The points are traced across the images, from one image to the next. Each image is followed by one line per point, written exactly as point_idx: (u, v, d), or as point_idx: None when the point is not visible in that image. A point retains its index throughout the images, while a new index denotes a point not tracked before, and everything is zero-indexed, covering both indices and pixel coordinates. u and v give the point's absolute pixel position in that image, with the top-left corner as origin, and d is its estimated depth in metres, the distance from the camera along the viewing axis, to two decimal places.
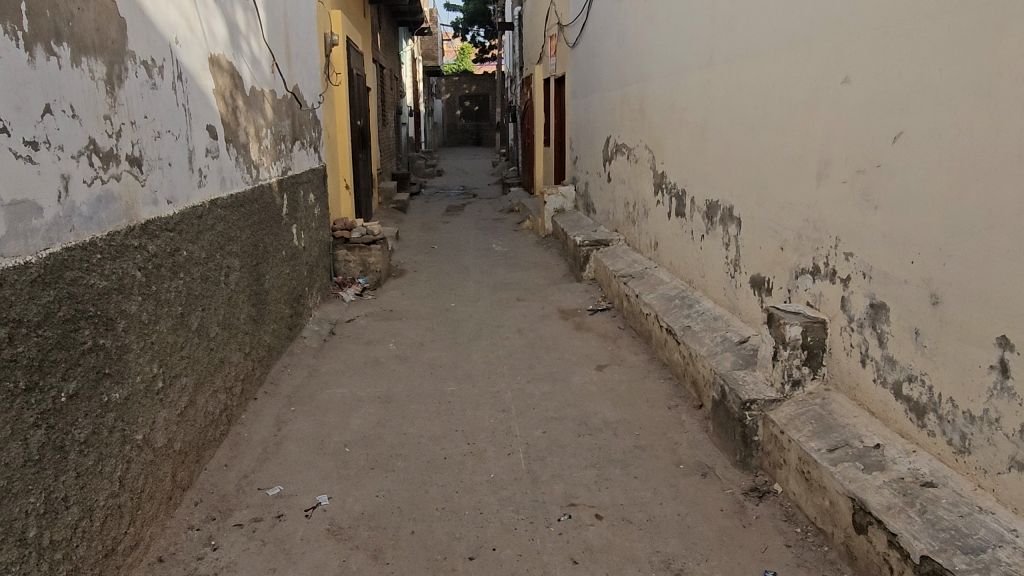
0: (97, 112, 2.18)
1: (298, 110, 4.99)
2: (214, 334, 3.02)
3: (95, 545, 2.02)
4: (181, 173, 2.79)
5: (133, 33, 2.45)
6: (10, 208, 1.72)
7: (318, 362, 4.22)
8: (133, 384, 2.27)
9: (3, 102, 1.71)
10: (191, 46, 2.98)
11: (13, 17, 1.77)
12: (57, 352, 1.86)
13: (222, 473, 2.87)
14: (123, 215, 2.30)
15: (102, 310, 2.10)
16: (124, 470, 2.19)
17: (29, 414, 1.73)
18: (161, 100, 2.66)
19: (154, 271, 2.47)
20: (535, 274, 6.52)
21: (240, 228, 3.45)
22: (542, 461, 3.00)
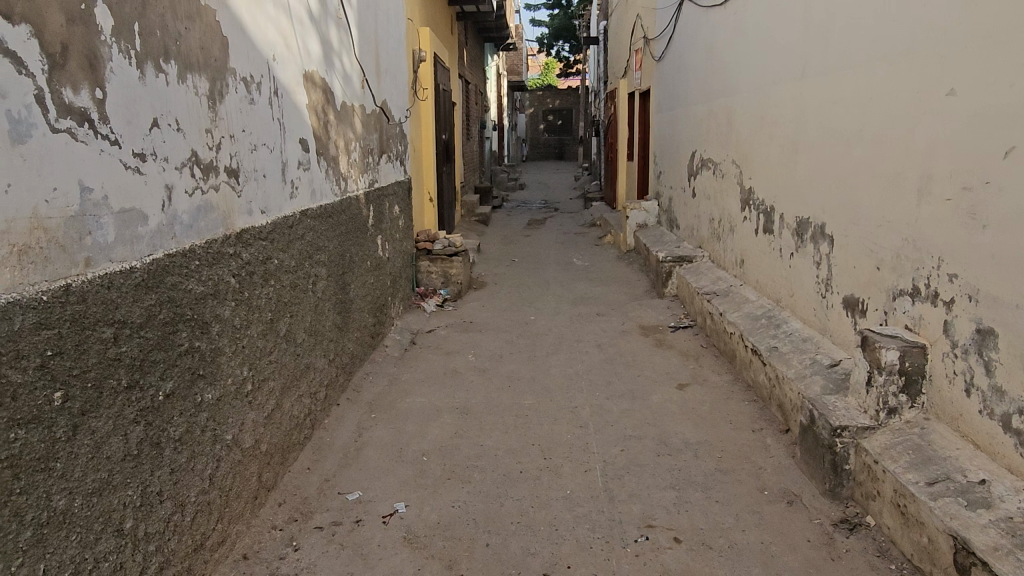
0: (200, 126, 2.30)
1: (386, 124, 5.12)
2: (301, 340, 3.12)
3: (186, 539, 2.10)
4: (274, 184, 2.91)
5: (234, 51, 2.58)
6: (118, 215, 1.84)
7: (398, 371, 4.30)
8: (225, 385, 2.37)
9: (116, 117, 1.84)
10: (287, 63, 3.12)
11: (127, 36, 1.90)
12: (157, 353, 1.96)
13: (305, 476, 2.96)
14: (220, 224, 2.41)
15: (198, 314, 2.20)
16: (214, 468, 2.28)
17: (130, 411, 1.83)
18: (258, 114, 2.78)
19: (247, 278, 2.57)
20: (615, 289, 6.45)
21: (328, 238, 3.56)
22: (619, 480, 2.94)
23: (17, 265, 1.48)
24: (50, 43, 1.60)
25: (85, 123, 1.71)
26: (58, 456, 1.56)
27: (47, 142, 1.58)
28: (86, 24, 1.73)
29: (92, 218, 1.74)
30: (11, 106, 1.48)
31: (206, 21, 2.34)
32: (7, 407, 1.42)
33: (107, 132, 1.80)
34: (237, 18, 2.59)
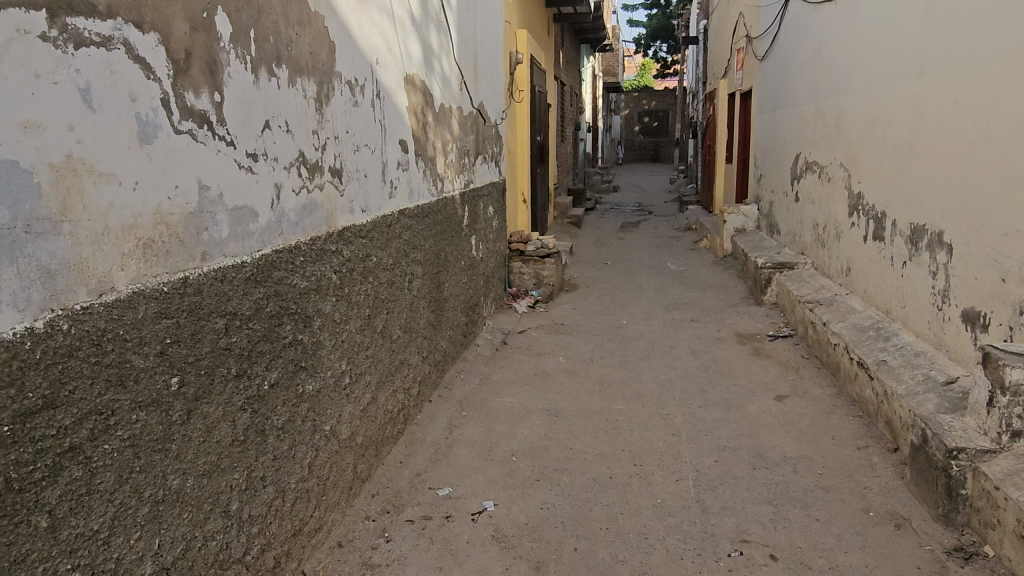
0: (307, 127, 2.39)
1: (482, 125, 5.18)
2: (396, 336, 3.20)
3: (286, 523, 2.19)
4: (375, 184, 3.00)
5: (341, 55, 2.67)
6: (232, 212, 1.95)
7: (489, 370, 4.34)
8: (324, 378, 2.45)
9: (232, 119, 1.94)
10: (390, 66, 3.20)
11: (243, 42, 2.00)
12: (264, 344, 2.05)
13: (398, 469, 3.03)
14: (323, 221, 2.50)
15: (302, 308, 2.29)
16: (313, 457, 2.37)
17: (238, 398, 1.92)
18: (361, 116, 2.87)
19: (347, 275, 2.66)
20: (711, 295, 6.29)
21: (425, 237, 3.64)
22: (712, 492, 2.86)
23: (142, 257, 1.58)
24: (175, 50, 1.70)
25: (204, 124, 1.82)
26: (174, 438, 1.65)
27: (170, 142, 1.69)
28: (208, 31, 1.83)
29: (208, 214, 1.84)
30: (140, 108, 1.59)
31: (315, 27, 2.44)
32: (131, 389, 1.51)
33: (224, 134, 1.91)
34: (344, 23, 2.69)
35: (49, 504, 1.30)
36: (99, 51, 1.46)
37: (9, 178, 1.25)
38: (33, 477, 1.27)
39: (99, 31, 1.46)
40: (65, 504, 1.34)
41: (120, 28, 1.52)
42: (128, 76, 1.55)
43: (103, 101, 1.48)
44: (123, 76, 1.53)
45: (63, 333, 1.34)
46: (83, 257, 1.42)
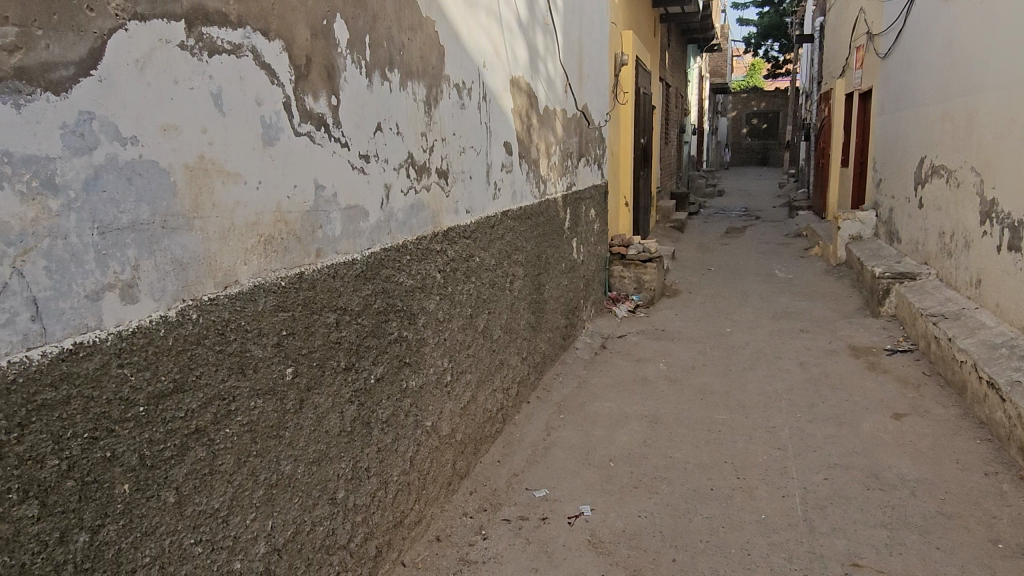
0: (416, 129, 2.46)
1: (586, 127, 5.17)
2: (497, 337, 3.23)
3: (387, 514, 2.25)
4: (479, 185, 3.05)
5: (450, 58, 2.72)
6: (344, 211, 2.02)
7: (588, 374, 4.32)
8: (427, 374, 2.51)
9: (346, 122, 2.02)
10: (496, 69, 3.24)
11: (358, 48, 2.07)
12: (371, 340, 2.11)
13: (495, 468, 3.06)
14: (430, 221, 2.56)
15: (407, 305, 2.35)
16: (415, 451, 2.43)
17: (347, 390, 1.99)
18: (468, 118, 2.92)
19: (451, 274, 2.71)
20: (822, 305, 6.01)
21: (527, 239, 3.66)
22: (821, 511, 2.73)
23: (262, 252, 1.67)
24: (297, 56, 1.79)
25: (322, 127, 1.90)
26: (287, 426, 1.73)
27: (290, 144, 1.77)
28: (327, 38, 1.91)
29: (323, 213, 1.92)
30: (265, 112, 1.68)
31: (426, 32, 2.50)
32: (250, 377, 1.60)
33: (339, 136, 1.98)
34: (453, 28, 2.74)
35: (176, 481, 1.39)
36: (230, 58, 1.55)
37: (150, 176, 1.35)
38: (164, 454, 1.36)
39: (230, 39, 1.55)
40: (189, 482, 1.43)
41: (248, 36, 1.60)
42: (255, 81, 1.64)
43: (232, 105, 1.57)
44: (250, 82, 1.62)
45: (193, 322, 1.43)
46: (211, 252, 1.51)
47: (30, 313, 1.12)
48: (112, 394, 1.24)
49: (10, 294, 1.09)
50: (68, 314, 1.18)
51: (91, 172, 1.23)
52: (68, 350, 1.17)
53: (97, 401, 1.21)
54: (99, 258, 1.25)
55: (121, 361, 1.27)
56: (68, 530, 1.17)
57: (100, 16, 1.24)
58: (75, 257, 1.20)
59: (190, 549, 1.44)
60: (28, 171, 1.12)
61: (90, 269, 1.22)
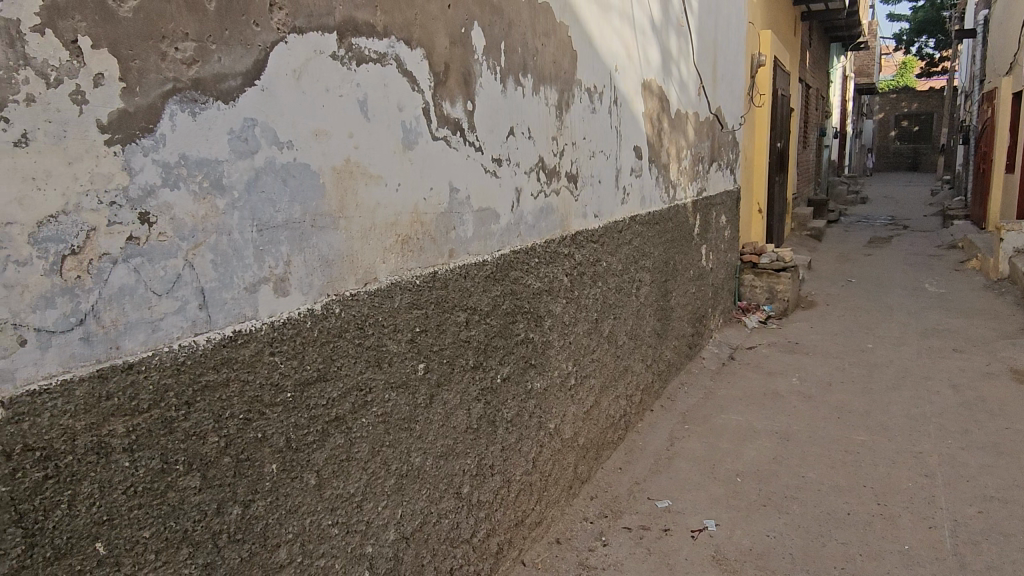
0: (547, 134, 2.48)
1: (719, 131, 5.02)
2: (622, 342, 3.20)
3: (509, 512, 2.29)
4: (608, 189, 3.04)
5: (582, 63, 2.73)
6: (477, 214, 2.07)
7: (715, 385, 4.20)
8: (552, 376, 2.53)
9: (481, 126, 2.07)
10: (628, 73, 3.22)
11: (494, 54, 2.12)
12: (498, 340, 2.15)
13: (617, 475, 3.04)
14: (558, 224, 2.58)
15: (534, 308, 2.38)
16: (538, 452, 2.45)
17: (474, 388, 2.04)
18: (598, 122, 2.92)
19: (578, 278, 2.71)
20: (979, 323, 5.51)
21: (655, 244, 3.61)
22: (974, 547, 2.51)
23: (400, 252, 1.74)
24: (437, 63, 1.85)
25: (457, 132, 1.96)
26: (417, 419, 1.80)
27: (428, 148, 1.84)
28: (464, 45, 1.97)
29: (457, 214, 1.98)
30: (405, 118, 1.75)
31: (560, 37, 2.52)
32: (385, 370, 1.67)
33: (473, 140, 2.04)
34: (586, 32, 2.74)
35: (317, 464, 1.48)
36: (375, 66, 1.63)
37: (302, 179, 1.44)
38: (307, 439, 1.45)
39: (376, 49, 1.63)
40: (329, 466, 1.51)
41: (393, 45, 1.68)
42: (398, 88, 1.72)
43: (376, 111, 1.65)
44: (393, 89, 1.70)
45: (336, 316, 1.52)
46: (353, 250, 1.59)
47: (199, 302, 1.23)
48: (264, 379, 1.34)
49: (183, 285, 1.21)
50: (230, 305, 1.29)
51: (252, 174, 1.33)
52: (229, 336, 1.28)
53: (252, 384, 1.31)
54: (257, 253, 1.35)
55: (272, 349, 1.36)
56: (223, 502, 1.27)
57: (264, 31, 1.34)
58: (236, 252, 1.30)
59: (328, 529, 1.52)
60: (200, 173, 1.23)
61: (249, 263, 1.33)
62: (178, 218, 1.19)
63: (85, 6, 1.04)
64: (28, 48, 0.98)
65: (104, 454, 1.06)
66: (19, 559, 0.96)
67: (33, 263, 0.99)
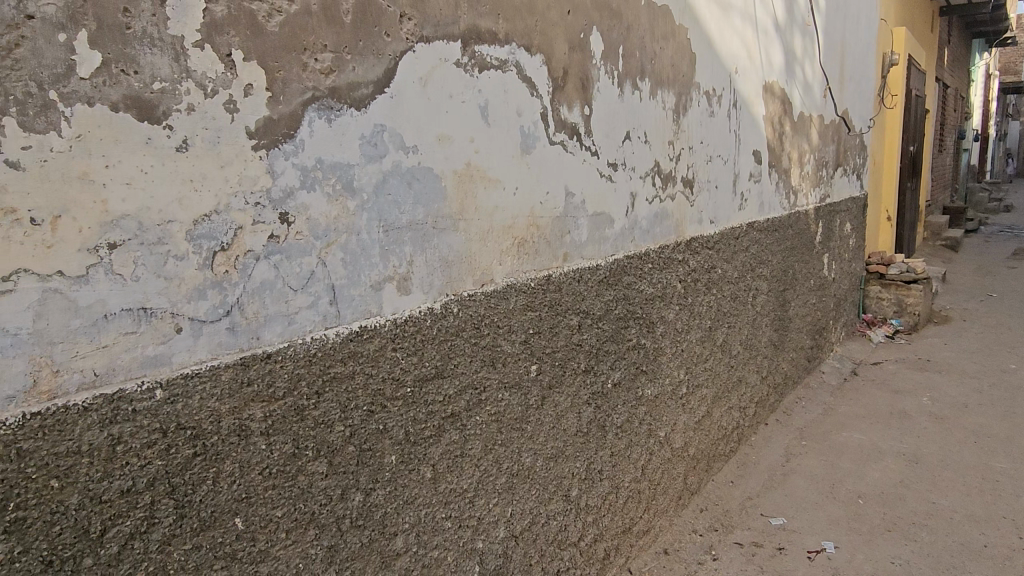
0: (664, 138, 2.45)
1: (845, 134, 4.78)
2: (736, 352, 3.11)
3: (617, 519, 2.27)
4: (725, 194, 2.96)
5: (701, 66, 2.68)
6: (591, 218, 2.08)
7: (835, 401, 4.00)
8: (663, 384, 2.49)
9: (597, 131, 2.08)
10: (749, 75, 3.13)
11: (612, 59, 2.12)
12: (610, 344, 2.14)
13: (729, 488, 2.95)
14: (672, 230, 2.55)
15: (647, 314, 2.35)
16: (647, 460, 2.42)
17: (585, 392, 2.04)
18: (717, 126, 2.85)
19: (692, 284, 2.66)
20: None
21: (773, 252, 3.48)
22: None
23: (516, 254, 1.78)
24: (555, 69, 1.87)
25: (574, 136, 1.98)
26: (529, 420, 1.82)
27: (545, 152, 1.86)
28: (583, 50, 1.98)
29: (572, 218, 1.99)
30: (524, 122, 1.78)
31: (679, 40, 2.48)
32: (500, 369, 1.70)
33: (590, 145, 2.04)
34: (706, 34, 2.69)
35: (433, 458, 1.53)
36: (497, 72, 1.67)
37: (426, 182, 1.50)
38: (425, 433, 1.50)
39: (497, 55, 1.67)
40: (444, 461, 1.56)
41: (513, 51, 1.72)
42: (517, 94, 1.75)
43: (496, 116, 1.69)
44: (513, 94, 1.73)
45: (454, 315, 1.56)
46: (472, 252, 1.64)
47: (329, 298, 1.31)
48: (386, 374, 1.40)
49: (316, 281, 1.28)
50: (357, 301, 1.36)
51: (380, 177, 1.39)
52: (355, 332, 1.34)
53: (376, 377, 1.37)
54: (383, 253, 1.41)
55: (395, 345, 1.42)
56: (347, 488, 1.33)
57: (394, 41, 1.41)
58: (364, 251, 1.37)
59: (442, 522, 1.57)
60: (334, 176, 1.30)
61: (375, 262, 1.39)
62: (313, 218, 1.26)
63: (238, 23, 1.13)
64: (190, 62, 1.08)
65: (244, 436, 1.15)
66: (170, 527, 1.05)
67: (189, 258, 1.09)
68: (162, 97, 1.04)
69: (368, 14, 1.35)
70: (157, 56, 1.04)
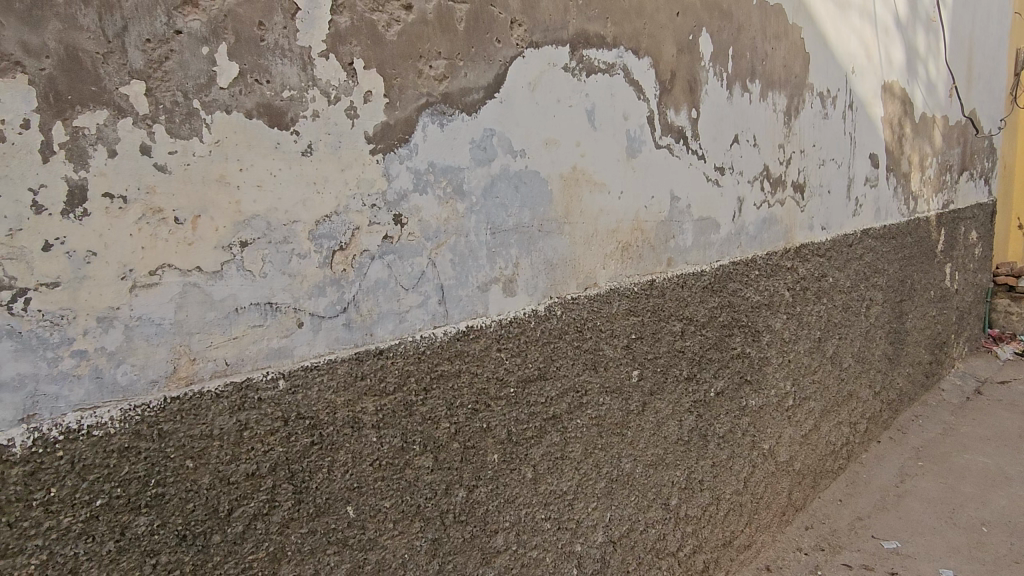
0: (774, 141, 2.38)
1: (972, 136, 4.48)
2: (847, 365, 2.97)
3: (717, 532, 2.21)
4: (838, 200, 2.84)
5: (816, 66, 2.58)
6: (697, 222, 2.04)
7: (957, 421, 3.74)
8: (768, 395, 2.41)
9: (705, 134, 2.04)
10: (867, 75, 2.98)
11: (722, 61, 2.07)
12: (713, 352, 2.10)
13: (837, 507, 2.82)
14: (781, 236, 2.47)
15: (753, 322, 2.28)
16: (750, 472, 2.35)
17: (687, 400, 2.01)
18: (831, 129, 2.74)
19: (801, 293, 2.56)
20: None
21: (890, 261, 3.30)
22: None
23: (620, 259, 1.77)
24: (663, 71, 1.85)
25: (681, 140, 1.95)
26: (630, 425, 1.81)
27: (651, 155, 1.85)
28: (692, 53, 1.95)
29: (677, 223, 1.97)
30: (631, 126, 1.77)
31: (792, 40, 2.40)
32: (601, 374, 1.70)
33: (697, 149, 2.01)
34: (822, 33, 2.59)
35: (534, 459, 1.54)
36: (604, 76, 1.67)
37: (532, 185, 1.52)
38: (526, 433, 1.52)
39: (605, 59, 1.67)
40: (544, 462, 1.57)
41: (621, 55, 1.71)
42: (624, 97, 1.74)
43: (602, 120, 1.69)
44: (620, 98, 1.73)
45: (557, 317, 1.58)
46: (576, 255, 1.64)
47: (438, 298, 1.35)
48: (491, 373, 1.42)
49: (426, 281, 1.32)
50: (464, 301, 1.39)
51: (489, 179, 1.42)
52: (463, 331, 1.38)
53: (481, 377, 1.40)
54: (490, 254, 1.44)
55: (500, 345, 1.44)
56: (451, 484, 1.36)
57: (505, 47, 1.44)
58: (472, 252, 1.40)
59: (541, 523, 1.58)
60: (445, 179, 1.34)
61: (483, 263, 1.42)
62: (425, 220, 1.31)
63: (360, 33, 1.19)
64: (316, 71, 1.13)
65: (357, 428, 1.19)
66: (289, 511, 1.11)
67: (311, 256, 1.14)
68: (291, 104, 1.11)
69: (480, 21, 1.39)
70: (287, 66, 1.10)
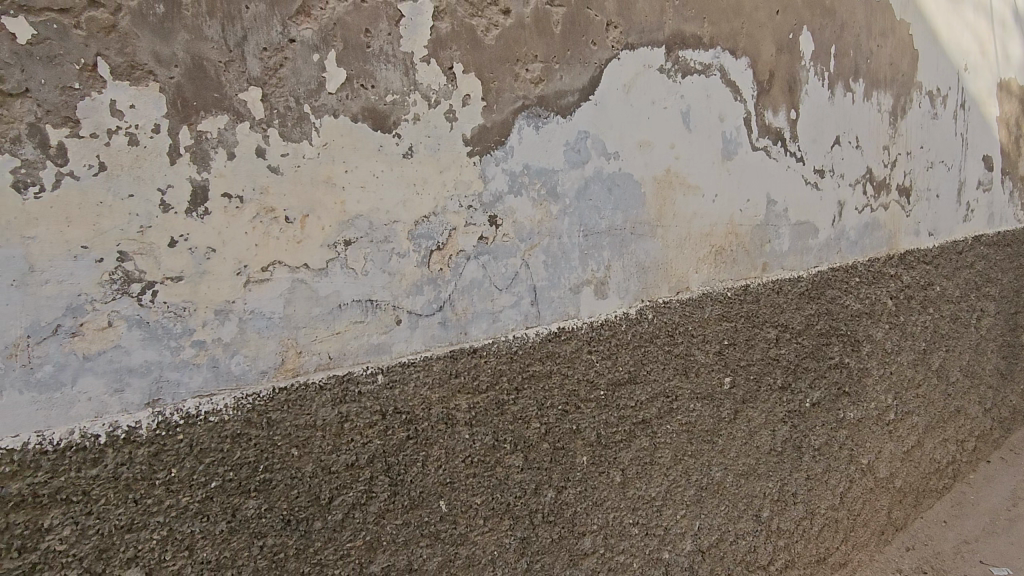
0: (879, 142, 2.28)
1: None
2: (954, 379, 2.79)
3: (811, 547, 2.14)
4: (946, 204, 2.70)
5: (925, 63, 2.46)
6: (794, 227, 1.99)
7: None
8: (867, 408, 2.29)
9: (804, 135, 1.97)
10: (981, 72, 2.81)
11: (823, 59, 2.00)
12: (810, 361, 2.02)
13: (942, 528, 2.67)
14: (883, 242, 2.38)
15: (852, 331, 2.19)
16: (846, 488, 2.25)
17: (781, 410, 1.94)
18: (940, 129, 2.60)
19: (905, 301, 2.44)
20: None
21: (1005, 269, 3.10)
22: None
23: (712, 263, 1.74)
24: (762, 71, 1.81)
25: (779, 142, 1.89)
26: (721, 433, 1.76)
27: (748, 157, 1.80)
28: (792, 52, 1.89)
29: (773, 227, 1.91)
30: (727, 127, 1.74)
31: (899, 37, 2.29)
32: (693, 379, 1.67)
33: (795, 151, 1.95)
34: (932, 29, 2.46)
35: (623, 462, 1.52)
36: (700, 77, 1.64)
37: (626, 188, 1.51)
38: (616, 436, 1.50)
39: (702, 59, 1.65)
40: (634, 466, 1.54)
41: (718, 55, 1.68)
42: (721, 99, 1.71)
43: (698, 121, 1.66)
44: (716, 99, 1.70)
45: (647, 321, 1.57)
46: (669, 259, 1.62)
47: (530, 299, 1.36)
48: (581, 375, 1.42)
49: (519, 282, 1.34)
50: (555, 302, 1.41)
51: (583, 181, 1.43)
52: (554, 332, 1.40)
53: (571, 378, 1.40)
54: (583, 256, 1.44)
55: (590, 347, 1.45)
56: (540, 484, 1.37)
57: (600, 49, 1.43)
58: (564, 254, 1.41)
59: (630, 528, 1.54)
60: (539, 181, 1.35)
61: (575, 265, 1.43)
62: (519, 222, 1.32)
63: (459, 37, 1.21)
64: (418, 76, 1.17)
65: (450, 425, 1.22)
66: (385, 502, 1.13)
67: (410, 255, 1.18)
68: (393, 108, 1.14)
69: (577, 24, 1.39)
70: (391, 71, 1.14)
